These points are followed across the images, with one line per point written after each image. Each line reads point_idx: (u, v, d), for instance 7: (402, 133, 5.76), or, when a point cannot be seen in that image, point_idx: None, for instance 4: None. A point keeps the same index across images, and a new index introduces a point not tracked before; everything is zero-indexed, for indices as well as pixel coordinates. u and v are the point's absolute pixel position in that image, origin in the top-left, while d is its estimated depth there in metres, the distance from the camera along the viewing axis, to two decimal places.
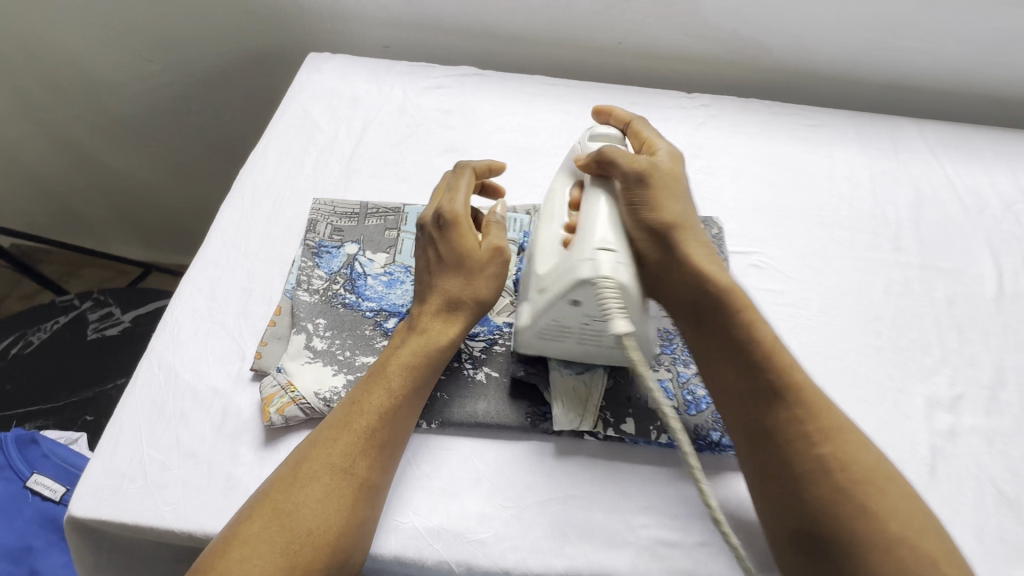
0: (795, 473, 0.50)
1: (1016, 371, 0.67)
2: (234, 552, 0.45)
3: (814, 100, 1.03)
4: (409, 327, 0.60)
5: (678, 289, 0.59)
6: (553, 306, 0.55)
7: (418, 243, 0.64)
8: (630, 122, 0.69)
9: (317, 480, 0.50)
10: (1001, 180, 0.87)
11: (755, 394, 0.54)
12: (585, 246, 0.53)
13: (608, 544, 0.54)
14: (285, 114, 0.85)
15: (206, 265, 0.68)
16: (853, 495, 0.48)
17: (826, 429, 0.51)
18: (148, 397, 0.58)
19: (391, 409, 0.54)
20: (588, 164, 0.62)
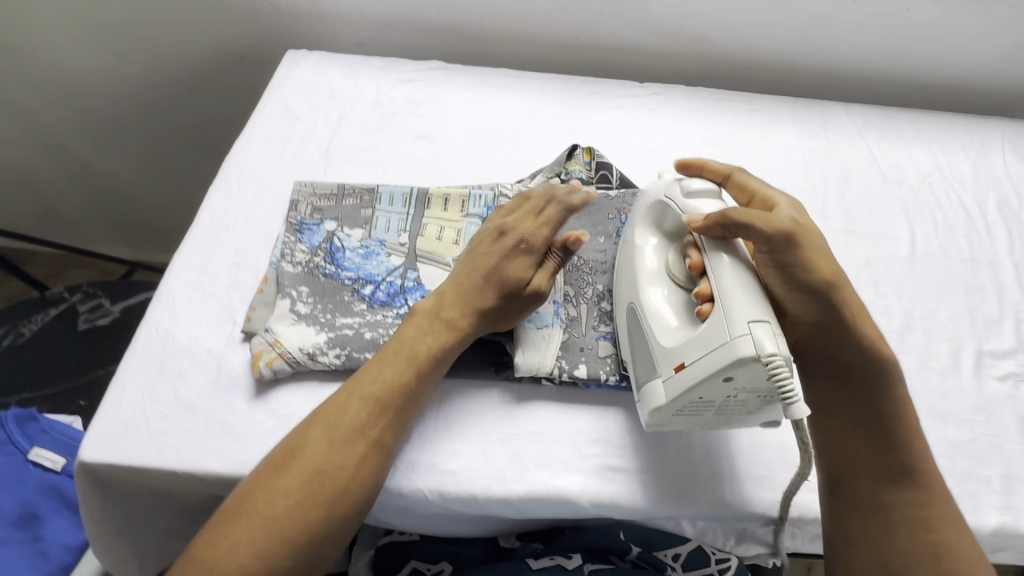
0: (882, 503, 0.57)
1: (923, 318, 0.77)
2: (277, 501, 0.51)
3: (758, 87, 1.12)
4: (438, 315, 0.64)
5: (825, 343, 0.61)
6: (702, 385, 0.53)
7: (481, 261, 0.67)
8: (730, 174, 0.66)
9: (351, 447, 0.55)
10: (920, 154, 0.96)
11: (894, 444, 0.58)
12: (738, 320, 0.51)
13: (562, 471, 0.61)
14: (267, 107, 0.92)
15: (197, 242, 0.75)
16: (929, 539, 0.55)
17: (932, 484, 0.57)
18: (147, 358, 0.65)
19: (417, 387, 0.60)
20: (708, 227, 0.57)
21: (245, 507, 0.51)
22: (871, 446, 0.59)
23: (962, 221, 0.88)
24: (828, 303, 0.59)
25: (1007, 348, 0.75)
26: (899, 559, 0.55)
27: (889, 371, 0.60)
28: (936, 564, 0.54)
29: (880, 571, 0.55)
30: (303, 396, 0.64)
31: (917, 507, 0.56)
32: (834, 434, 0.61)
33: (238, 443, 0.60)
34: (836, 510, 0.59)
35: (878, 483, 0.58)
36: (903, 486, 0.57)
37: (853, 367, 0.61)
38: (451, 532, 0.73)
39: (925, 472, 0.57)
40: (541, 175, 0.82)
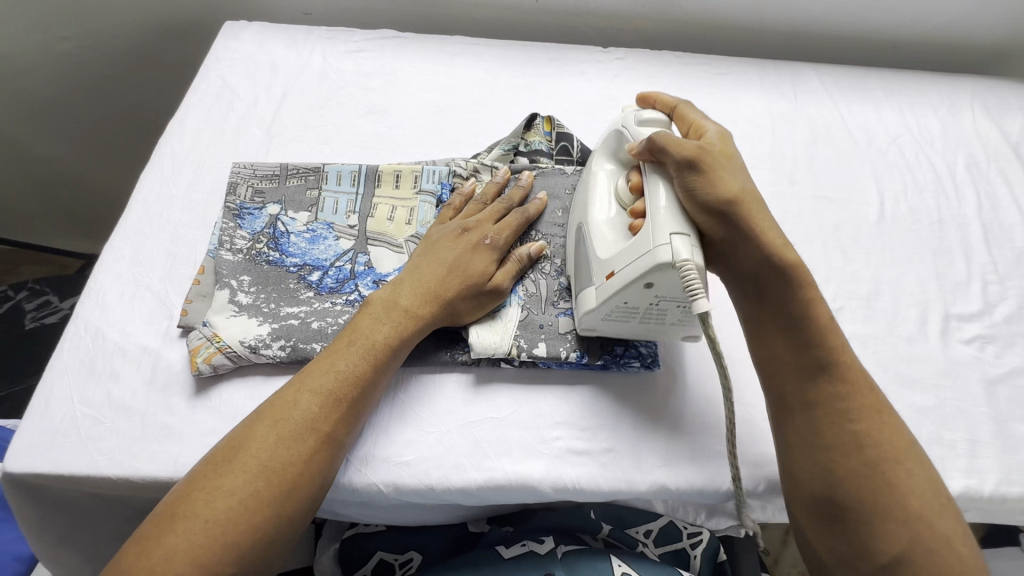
0: (805, 398, 0.54)
1: (891, 284, 0.75)
2: (219, 502, 0.47)
3: (727, 49, 1.08)
4: (395, 303, 0.60)
5: (731, 257, 0.58)
6: (624, 291, 0.54)
7: (436, 252, 0.64)
8: (676, 106, 0.64)
9: (302, 443, 0.51)
10: (889, 115, 0.93)
11: (803, 348, 0.55)
12: (661, 230, 0.52)
13: (524, 456, 0.59)
14: (203, 83, 0.85)
15: (129, 232, 0.70)
16: (851, 429, 0.52)
17: (857, 379, 0.55)
18: (76, 359, 0.60)
19: (372, 378, 0.56)
20: (641, 152, 0.58)
21: (185, 510, 0.46)
22: (794, 350, 0.56)
23: (931, 182, 0.86)
24: (731, 220, 0.55)
25: (974, 311, 0.74)
26: (824, 452, 0.52)
27: (798, 281, 0.56)
28: (860, 454, 0.52)
29: (808, 465, 0.53)
30: (247, 391, 0.60)
31: (837, 399, 0.54)
32: (755, 343, 0.59)
33: (177, 444, 0.57)
34: (771, 415, 0.57)
35: (800, 382, 0.55)
36: (826, 380, 0.54)
37: (756, 277, 0.57)
38: (418, 522, 0.70)
39: (846, 368, 0.55)
40: (498, 148, 0.77)
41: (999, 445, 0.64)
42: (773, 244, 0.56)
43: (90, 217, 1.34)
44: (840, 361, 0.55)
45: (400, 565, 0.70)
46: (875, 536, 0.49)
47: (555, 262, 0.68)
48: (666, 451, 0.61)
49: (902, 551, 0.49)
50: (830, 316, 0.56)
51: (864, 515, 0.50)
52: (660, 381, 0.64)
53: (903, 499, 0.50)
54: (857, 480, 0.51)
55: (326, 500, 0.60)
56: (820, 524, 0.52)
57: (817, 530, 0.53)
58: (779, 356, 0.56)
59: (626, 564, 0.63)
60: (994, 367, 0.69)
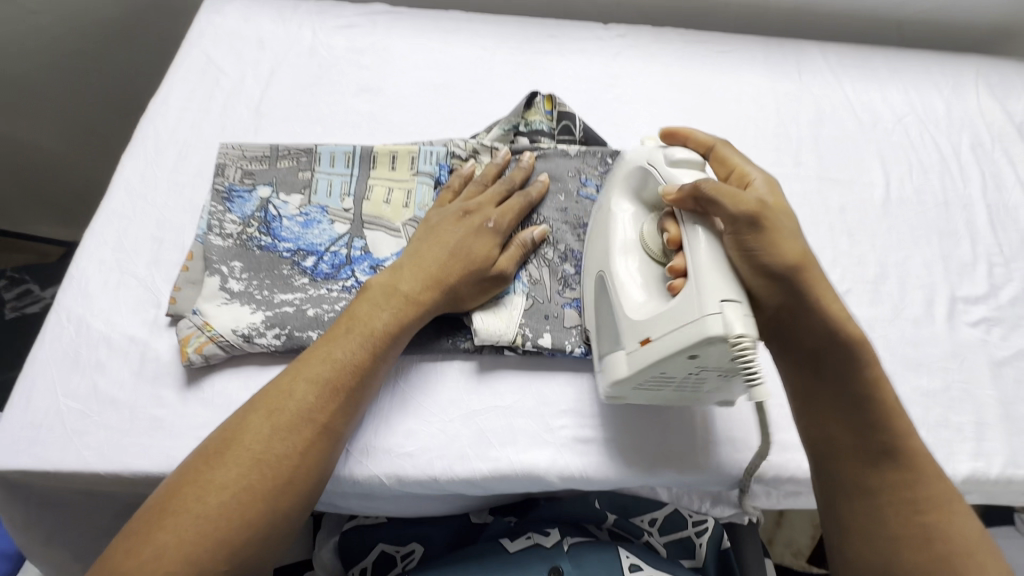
0: (867, 484, 0.53)
1: (898, 267, 0.74)
2: (212, 496, 0.45)
3: (729, 27, 1.05)
4: (395, 287, 0.57)
5: (790, 325, 0.54)
6: (665, 361, 0.49)
7: (436, 235, 0.61)
8: (713, 146, 0.60)
9: (297, 434, 0.49)
10: (894, 95, 0.92)
11: (864, 432, 0.53)
12: (709, 296, 0.46)
13: (529, 445, 0.58)
14: (186, 60, 0.81)
15: (111, 216, 0.66)
16: (920, 522, 0.50)
17: (915, 450, 0.53)
18: (59, 350, 0.58)
19: (370, 367, 0.54)
20: (682, 199, 0.52)
21: (176, 505, 0.44)
22: (851, 432, 0.54)
23: (936, 163, 0.85)
24: (792, 285, 0.52)
25: (980, 293, 0.73)
26: (887, 541, 0.51)
27: (861, 356, 0.53)
28: (926, 547, 0.49)
29: (868, 553, 0.51)
30: (241, 381, 0.58)
31: (902, 488, 0.52)
32: (808, 419, 0.56)
33: (169, 438, 0.55)
34: (827, 497, 0.55)
35: (859, 466, 0.53)
36: (890, 467, 0.52)
37: (819, 350, 0.54)
38: (420, 512, 0.69)
39: (912, 455, 0.52)
40: (498, 127, 0.75)
41: (1006, 428, 0.63)
42: (837, 316, 0.53)
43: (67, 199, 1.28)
44: (906, 447, 0.52)
45: (402, 557, 0.69)
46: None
47: (558, 247, 0.66)
48: (674, 438, 0.59)
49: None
50: (892, 394, 0.54)
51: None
52: None
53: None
54: (923, 573, 0.49)
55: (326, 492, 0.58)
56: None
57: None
58: (836, 436, 0.54)
59: (635, 556, 0.63)
60: (1000, 350, 0.69)
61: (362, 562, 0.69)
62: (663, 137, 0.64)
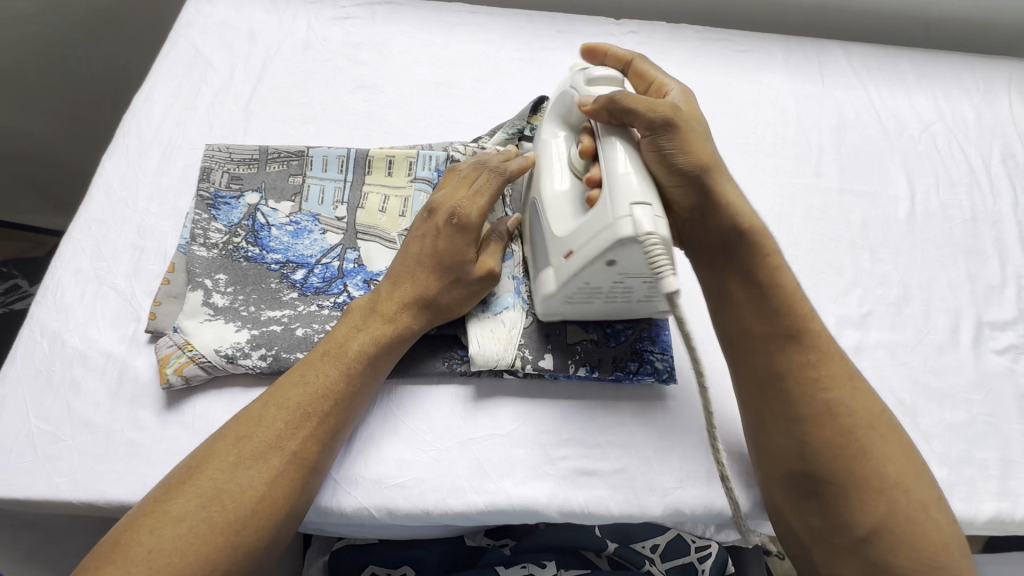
0: (777, 368, 0.51)
1: (921, 288, 0.70)
2: (166, 529, 0.42)
3: (746, 24, 1.00)
4: (373, 308, 0.54)
5: (700, 223, 0.55)
6: (585, 270, 0.49)
7: (408, 241, 0.57)
8: (631, 60, 0.61)
9: (265, 462, 0.46)
10: (921, 100, 0.87)
11: (770, 317, 0.52)
12: (620, 202, 0.47)
13: (529, 477, 0.54)
14: (172, 53, 0.76)
15: (89, 222, 0.62)
16: (824, 397, 0.50)
17: (827, 345, 0.52)
18: (32, 367, 0.54)
19: (346, 393, 0.50)
20: (596, 111, 0.53)
21: (127, 539, 0.41)
22: (760, 318, 0.53)
23: (964, 176, 0.80)
24: (700, 185, 0.53)
25: (1008, 318, 0.69)
26: (797, 426, 0.49)
27: (763, 248, 0.53)
28: (833, 423, 0.49)
29: (785, 441, 0.50)
30: (224, 404, 0.55)
31: (806, 367, 0.51)
32: (723, 315, 0.55)
33: (147, 464, 0.51)
34: (741, 385, 0.54)
35: (770, 352, 0.52)
36: (796, 348, 0.51)
37: (725, 243, 0.54)
38: (414, 536, 0.66)
39: (816, 336, 0.52)
40: (501, 131, 0.70)
41: None
42: (739, 207, 0.54)
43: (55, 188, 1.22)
44: (809, 328, 0.52)
45: None
46: (852, 508, 0.47)
47: None
48: (680, 472, 0.56)
49: (879, 521, 0.47)
50: (793, 282, 0.54)
51: (843, 486, 0.48)
52: (677, 396, 0.59)
53: (876, 462, 0.48)
54: (830, 450, 0.48)
55: (311, 524, 0.55)
56: (796, 500, 0.50)
57: (792, 506, 0.50)
58: (746, 329, 0.53)
59: None
60: None
61: None
62: (584, 54, 0.64)
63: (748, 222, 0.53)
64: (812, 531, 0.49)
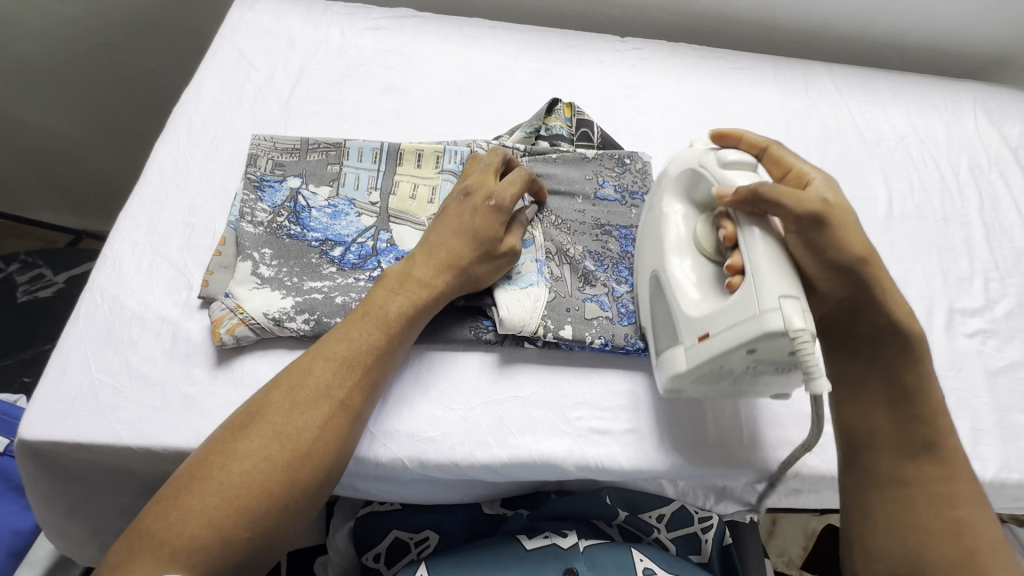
0: (903, 476, 0.55)
1: (899, 278, 0.78)
2: (234, 465, 0.47)
3: (738, 45, 1.09)
4: (410, 274, 0.59)
5: (852, 319, 0.59)
6: (724, 356, 0.51)
7: (445, 218, 0.63)
8: (767, 147, 0.61)
9: (315, 409, 0.51)
10: (896, 115, 0.96)
11: (909, 423, 0.56)
12: (768, 293, 0.48)
13: (548, 434, 0.60)
14: (218, 54, 0.83)
15: (144, 201, 0.68)
16: (952, 515, 0.53)
17: (957, 461, 0.55)
18: (93, 326, 0.59)
19: (383, 348, 0.56)
20: (740, 201, 0.53)
21: (200, 473, 0.47)
22: (897, 422, 0.57)
23: (936, 182, 0.89)
24: (860, 280, 0.56)
25: (977, 306, 0.76)
26: (914, 536, 0.53)
27: (916, 350, 0.57)
28: (957, 539, 0.52)
29: (889, 540, 0.54)
30: (270, 363, 0.60)
31: (938, 482, 0.54)
32: (846, 408, 0.60)
33: (200, 415, 0.56)
34: (852, 478, 0.58)
35: (902, 457, 0.56)
36: (928, 459, 0.55)
37: (875, 340, 0.58)
38: (433, 500, 0.70)
39: (950, 452, 0.55)
40: (520, 130, 0.77)
41: (1000, 434, 0.66)
42: (899, 312, 0.57)
43: (89, 194, 1.35)
44: (946, 441, 0.55)
45: (416, 543, 0.70)
46: None
47: (578, 247, 0.69)
48: (684, 434, 0.62)
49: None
50: (938, 390, 0.57)
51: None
52: None
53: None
54: (941, 564, 0.52)
55: (346, 476, 0.60)
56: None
57: None
58: (880, 426, 0.57)
59: (648, 560, 0.65)
60: (996, 360, 0.72)
61: (376, 548, 0.71)
62: (713, 137, 0.64)
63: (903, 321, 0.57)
64: None
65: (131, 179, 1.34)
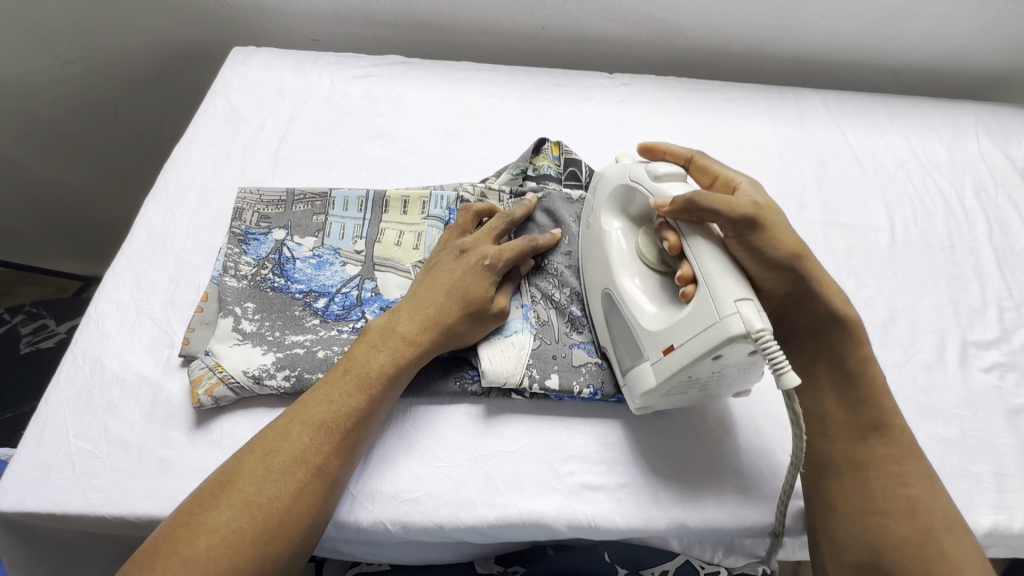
0: (858, 460, 0.56)
1: (906, 311, 0.74)
2: (201, 539, 0.44)
3: (729, 76, 1.09)
4: (393, 330, 0.58)
5: (794, 314, 0.61)
6: (691, 366, 0.51)
7: (438, 271, 0.62)
8: (692, 157, 0.64)
9: (290, 476, 0.49)
10: (895, 140, 0.94)
11: (858, 407, 0.57)
12: (724, 298, 0.49)
13: (537, 492, 0.57)
14: (210, 108, 0.85)
15: (131, 258, 0.68)
16: (906, 493, 0.54)
17: (907, 442, 0.56)
18: (74, 388, 0.58)
19: (362, 409, 0.54)
20: (675, 212, 0.55)
21: (165, 547, 0.44)
22: (845, 407, 0.58)
23: (940, 208, 0.86)
24: (798, 274, 0.58)
25: (991, 338, 0.72)
26: (875, 517, 0.53)
27: (854, 335, 0.59)
28: (912, 519, 0.52)
29: (854, 530, 0.53)
30: (249, 423, 0.58)
31: (890, 461, 0.55)
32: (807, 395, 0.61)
33: (176, 480, 0.55)
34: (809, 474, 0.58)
35: (855, 441, 0.57)
36: (879, 440, 0.56)
37: (817, 327, 0.60)
38: (424, 559, 0.67)
39: (897, 430, 0.57)
40: (506, 172, 0.76)
41: None
42: (834, 297, 0.59)
43: (96, 242, 1.37)
44: (892, 422, 0.57)
45: None
46: None
47: (566, 289, 0.67)
48: (684, 483, 0.58)
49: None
50: (880, 374, 0.59)
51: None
52: (677, 415, 0.62)
53: (951, 565, 0.50)
54: (907, 546, 0.51)
55: (327, 540, 0.57)
56: None
57: None
58: (832, 416, 0.58)
59: None
60: (1016, 397, 0.68)
61: None
62: (640, 152, 0.68)
63: (842, 310, 0.59)
64: None
65: (124, 223, 1.36)
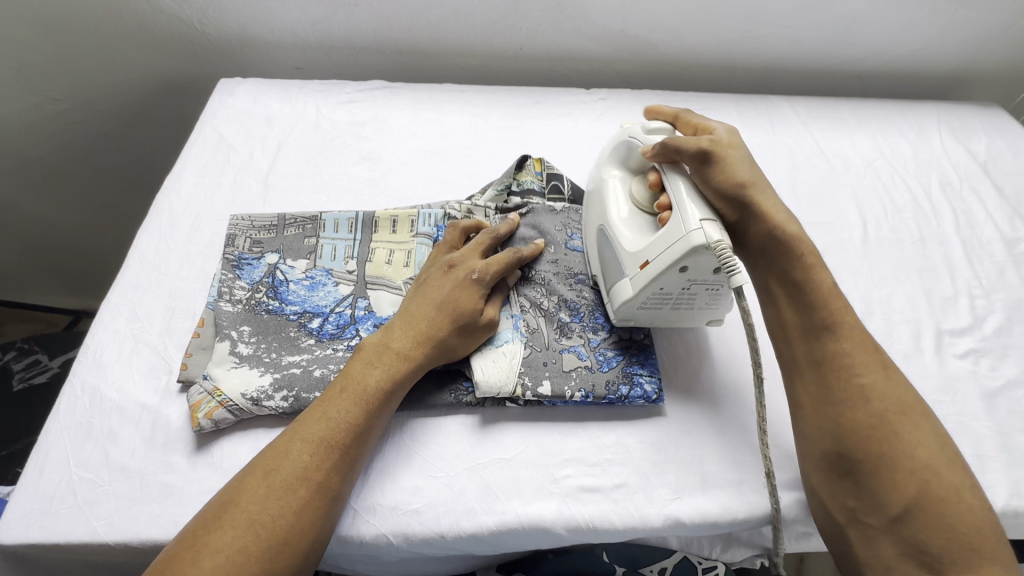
0: (814, 358, 0.58)
1: (882, 303, 0.77)
2: (206, 560, 0.45)
3: (701, 87, 1.13)
4: (387, 346, 0.59)
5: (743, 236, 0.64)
6: (660, 278, 0.57)
7: (428, 286, 0.64)
8: (678, 115, 0.71)
9: (292, 494, 0.50)
10: (862, 141, 0.98)
11: (807, 311, 0.59)
12: (691, 216, 0.56)
13: (535, 497, 0.58)
14: (199, 138, 0.87)
15: (126, 288, 0.70)
16: (857, 382, 0.56)
17: (860, 337, 0.58)
18: (74, 419, 0.59)
19: (360, 424, 0.55)
20: (655, 155, 0.62)
21: (171, 570, 0.45)
22: (799, 312, 0.60)
23: (909, 203, 0.90)
24: (744, 201, 0.62)
25: (965, 326, 0.75)
26: (833, 407, 0.55)
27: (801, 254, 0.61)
28: (866, 404, 0.55)
29: (818, 423, 0.56)
30: (249, 444, 0.59)
31: (843, 355, 0.57)
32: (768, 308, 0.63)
33: (178, 504, 0.55)
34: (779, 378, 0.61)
35: (809, 343, 0.59)
36: (830, 338, 0.58)
37: (766, 247, 0.62)
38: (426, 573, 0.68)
39: (845, 325, 0.58)
40: (492, 188, 0.79)
41: (1005, 458, 0.64)
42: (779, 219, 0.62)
43: (85, 274, 1.38)
44: (842, 321, 0.58)
45: None
46: (884, 488, 0.52)
47: (554, 297, 0.69)
48: (677, 481, 0.60)
49: (911, 499, 0.51)
50: (830, 280, 0.61)
51: (875, 464, 0.53)
52: (667, 416, 0.64)
53: (905, 447, 0.53)
54: (865, 431, 0.54)
55: (332, 557, 0.58)
56: (831, 479, 0.55)
57: (827, 485, 0.55)
58: (788, 321, 0.61)
59: None
60: (991, 380, 0.70)
61: None
62: (646, 114, 0.74)
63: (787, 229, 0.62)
64: (845, 511, 0.54)
65: (116, 260, 1.38)
